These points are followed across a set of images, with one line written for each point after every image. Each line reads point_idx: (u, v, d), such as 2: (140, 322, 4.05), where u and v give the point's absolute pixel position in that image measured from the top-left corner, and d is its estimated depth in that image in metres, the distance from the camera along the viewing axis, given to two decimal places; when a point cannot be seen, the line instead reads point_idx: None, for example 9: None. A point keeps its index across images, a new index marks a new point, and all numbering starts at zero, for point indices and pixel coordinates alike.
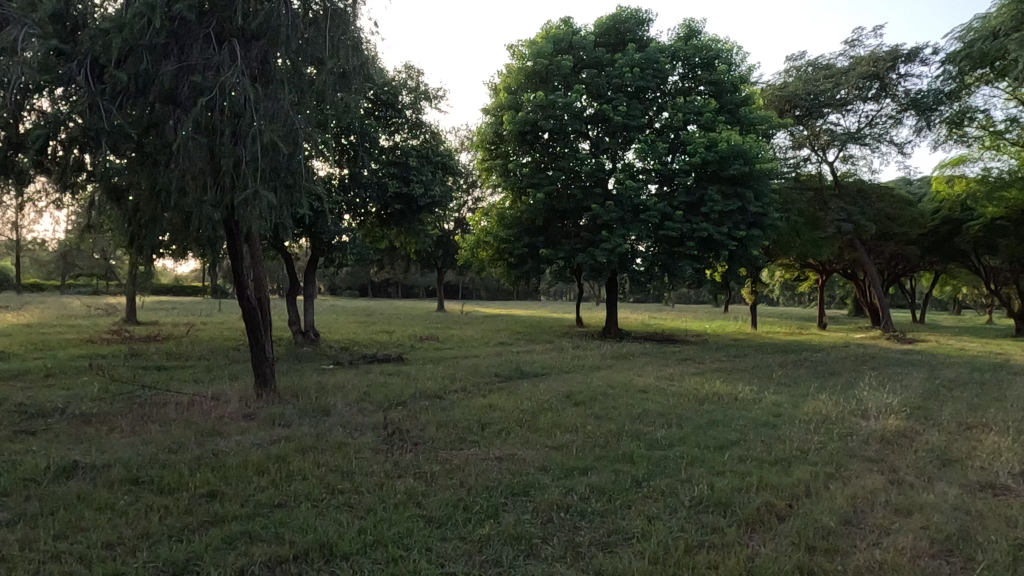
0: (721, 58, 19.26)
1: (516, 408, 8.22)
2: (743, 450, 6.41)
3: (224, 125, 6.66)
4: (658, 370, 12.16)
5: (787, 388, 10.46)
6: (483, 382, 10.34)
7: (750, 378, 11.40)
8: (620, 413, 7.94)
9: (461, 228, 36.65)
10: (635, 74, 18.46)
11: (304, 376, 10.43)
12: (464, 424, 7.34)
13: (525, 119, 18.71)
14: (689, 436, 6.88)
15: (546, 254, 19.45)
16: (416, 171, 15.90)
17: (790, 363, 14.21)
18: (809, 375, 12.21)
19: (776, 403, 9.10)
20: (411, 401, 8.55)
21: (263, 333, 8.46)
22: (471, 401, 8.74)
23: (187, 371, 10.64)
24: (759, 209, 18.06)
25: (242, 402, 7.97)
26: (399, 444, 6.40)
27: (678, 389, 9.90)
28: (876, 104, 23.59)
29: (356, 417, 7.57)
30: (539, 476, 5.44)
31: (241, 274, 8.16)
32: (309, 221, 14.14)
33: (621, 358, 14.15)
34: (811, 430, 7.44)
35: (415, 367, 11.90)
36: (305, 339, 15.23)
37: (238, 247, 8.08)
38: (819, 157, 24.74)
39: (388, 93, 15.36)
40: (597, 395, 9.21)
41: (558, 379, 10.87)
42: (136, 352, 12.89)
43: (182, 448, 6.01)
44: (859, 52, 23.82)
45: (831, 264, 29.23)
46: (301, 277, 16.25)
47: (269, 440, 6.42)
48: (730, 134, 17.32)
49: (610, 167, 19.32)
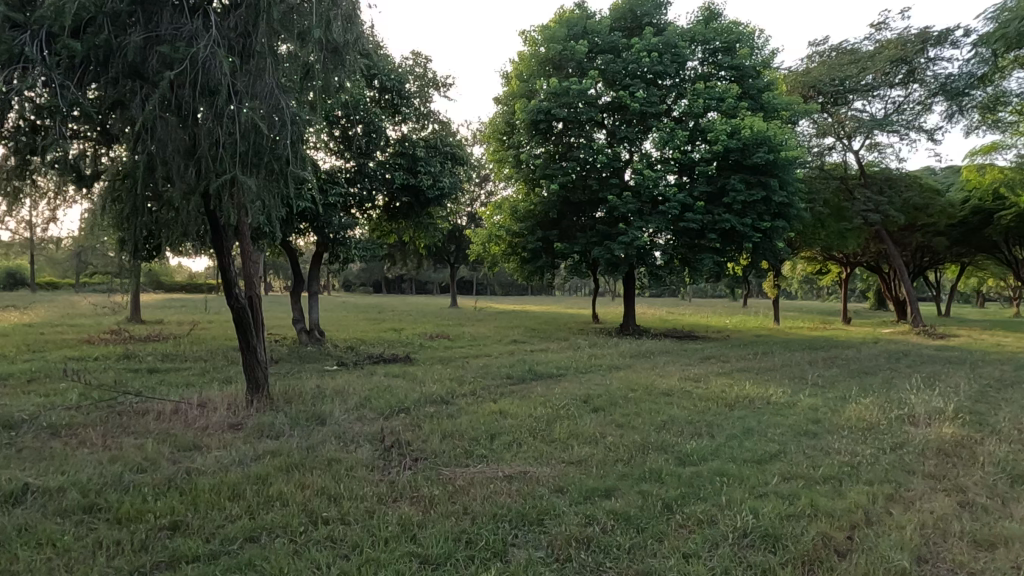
0: (743, 41, 18.39)
1: (529, 415, 7.52)
2: (784, 465, 5.68)
3: (197, 104, 6.16)
4: (680, 370, 11.42)
5: (822, 390, 9.70)
6: (494, 385, 9.64)
7: (781, 378, 10.63)
8: (643, 421, 7.23)
9: (474, 223, 36.01)
10: (653, 59, 17.68)
11: (303, 379, 9.76)
12: (471, 434, 6.65)
13: (538, 107, 17.96)
14: (722, 448, 6.16)
15: (561, 247, 18.75)
16: (424, 162, 15.22)
17: (820, 361, 13.43)
18: (842, 375, 11.43)
19: (812, 408, 8.34)
20: (414, 408, 7.86)
21: (254, 335, 7.79)
22: (480, 407, 8.04)
23: (180, 375, 9.99)
24: (784, 199, 17.23)
25: (229, 409, 7.31)
26: (397, 459, 5.72)
27: (704, 392, 9.16)
28: (903, 89, 22.67)
29: (353, 427, 6.90)
30: (553, 499, 4.74)
31: (229, 272, 7.48)
32: (312, 214, 13.45)
33: (641, 356, 13.42)
34: (857, 440, 6.68)
35: (422, 368, 11.22)
36: (310, 339, 14.59)
37: (224, 239, 7.43)
38: (844, 145, 23.85)
39: (393, 80, 14.65)
40: (617, 399, 8.49)
41: (574, 380, 10.17)
42: (131, 353, 12.31)
43: (152, 465, 5.36)
44: (885, 36, 22.93)
45: (856, 256, 28.28)
46: (305, 274, 15.55)
47: (254, 455, 5.76)
48: (753, 120, 16.46)
49: (627, 157, 18.54)
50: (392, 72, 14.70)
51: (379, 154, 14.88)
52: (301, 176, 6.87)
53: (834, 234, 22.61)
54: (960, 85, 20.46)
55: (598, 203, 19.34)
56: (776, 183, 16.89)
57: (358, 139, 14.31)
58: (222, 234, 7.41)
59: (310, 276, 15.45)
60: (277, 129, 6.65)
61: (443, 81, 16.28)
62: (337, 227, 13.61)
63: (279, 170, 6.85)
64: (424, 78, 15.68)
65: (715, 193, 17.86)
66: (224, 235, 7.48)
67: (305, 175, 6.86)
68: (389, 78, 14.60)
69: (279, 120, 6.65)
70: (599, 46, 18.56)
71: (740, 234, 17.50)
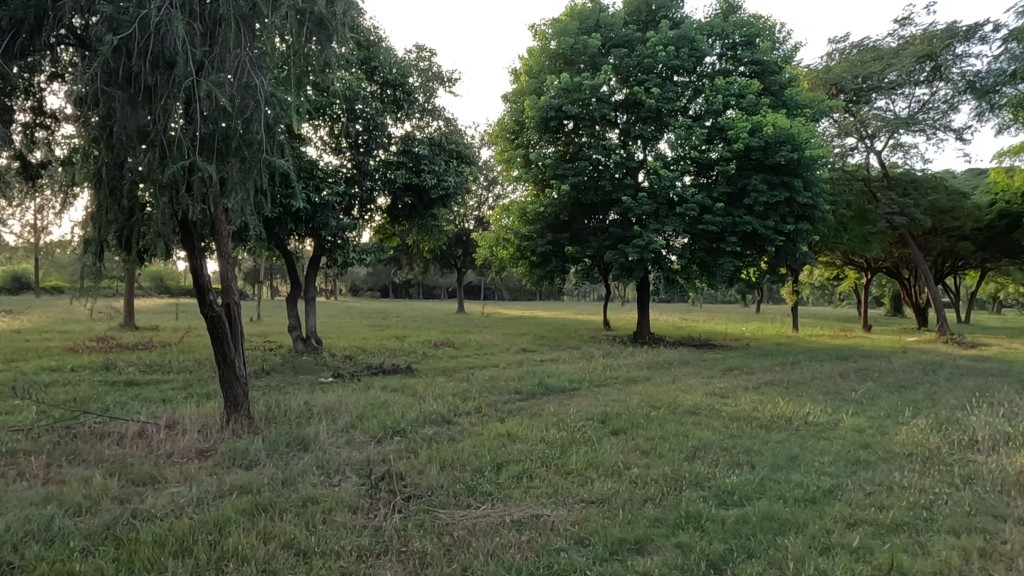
0: (763, 35, 17.51)
1: (541, 439, 6.64)
2: (846, 507, 4.78)
3: (148, 76, 5.59)
4: (703, 384, 10.52)
5: (864, 409, 8.78)
6: (502, 401, 8.76)
7: (816, 394, 9.72)
8: (671, 447, 6.36)
9: (482, 226, 35.16)
10: (669, 53, 16.81)
11: (293, 394, 8.90)
12: (475, 463, 5.77)
13: (549, 104, 17.15)
14: (768, 484, 5.27)
15: (573, 251, 17.89)
16: (428, 160, 14.37)
17: (852, 372, 12.49)
18: (881, 390, 10.51)
19: (858, 430, 7.44)
20: (411, 429, 6.99)
21: (233, 348, 6.94)
22: (485, 428, 7.17)
23: (159, 389, 9.14)
24: (809, 200, 16.29)
25: (202, 432, 6.46)
26: (385, 498, 4.83)
27: (734, 410, 8.28)
28: (929, 87, 21.73)
29: (341, 454, 6.04)
30: (573, 555, 3.87)
31: (202, 275, 6.66)
32: (308, 214, 12.59)
33: (658, 367, 12.53)
34: (920, 472, 5.79)
35: (424, 380, 10.36)
36: (307, 347, 13.72)
37: (197, 239, 6.61)
38: (866, 145, 22.91)
39: (394, 75, 13.89)
40: (639, 419, 7.61)
41: (589, 396, 9.28)
42: (112, 363, 11.48)
43: (93, 506, 4.51)
44: (910, 32, 22.03)
45: (877, 261, 27.31)
46: (302, 278, 14.69)
47: (220, 490, 4.91)
48: (775, 117, 15.57)
49: (642, 157, 17.66)
50: (394, 64, 13.88)
51: (381, 152, 14.05)
52: (279, 166, 6.15)
53: (857, 238, 21.65)
54: (990, 82, 19.51)
55: (611, 205, 18.47)
56: (800, 183, 15.98)
57: (358, 136, 13.47)
58: (195, 234, 6.57)
59: (307, 280, 14.59)
60: (249, 111, 6.00)
61: (448, 76, 15.46)
62: (335, 228, 12.60)
63: (253, 159, 6.14)
64: (429, 73, 14.90)
65: (736, 193, 16.97)
66: (198, 236, 6.66)
67: (285, 165, 6.14)
68: (390, 70, 13.82)
69: (253, 100, 6.01)
70: (613, 40, 17.68)
71: (762, 237, 16.58)
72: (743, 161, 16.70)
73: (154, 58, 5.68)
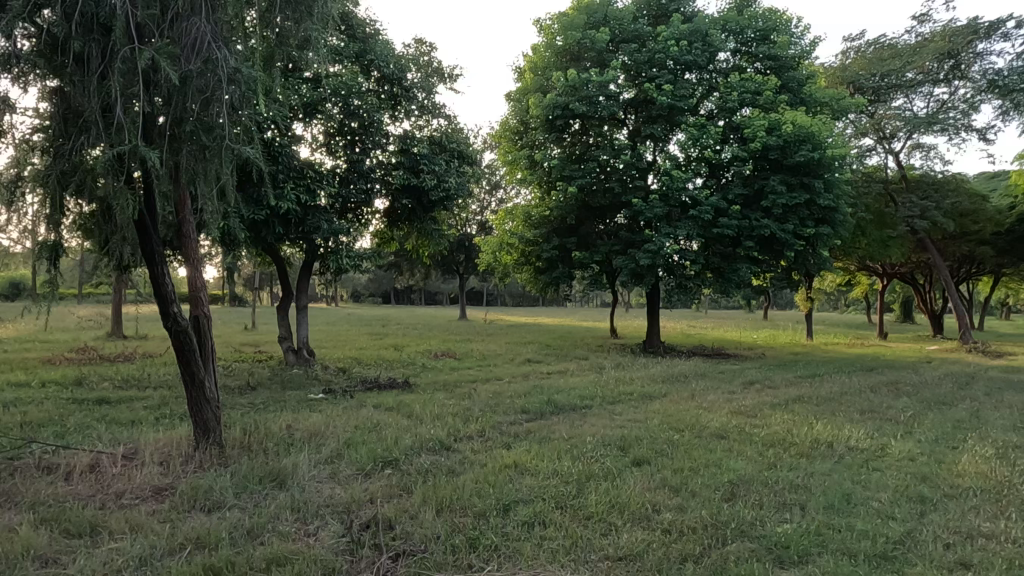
0: (780, 30, 16.68)
1: (553, 471, 5.79)
2: (931, 567, 3.93)
3: (77, 41, 4.84)
4: (726, 402, 9.65)
5: (909, 432, 7.90)
6: (508, 424, 7.91)
7: (852, 414, 8.84)
8: (706, 483, 5.49)
9: (485, 232, 34.24)
10: (682, 48, 15.99)
11: (277, 415, 8.05)
12: (480, 505, 4.91)
13: (554, 102, 16.32)
14: (829, 535, 4.41)
15: (580, 256, 17.06)
16: (427, 159, 13.54)
17: (883, 387, 11.61)
18: (919, 408, 9.63)
19: (911, 459, 6.58)
20: (406, 459, 6.14)
21: (201, 367, 6.09)
22: (489, 458, 6.32)
23: (131, 409, 8.29)
24: (830, 203, 15.43)
25: (165, 466, 5.60)
26: (369, 556, 3.98)
27: (767, 434, 7.42)
28: (949, 86, 20.91)
29: (323, 494, 5.19)
30: None
31: (165, 286, 5.76)
32: (298, 217, 11.70)
33: (675, 381, 11.65)
34: (1004, 515, 4.93)
35: (422, 398, 9.51)
36: (298, 359, 12.86)
37: (158, 244, 5.72)
38: (884, 146, 22.06)
39: (393, 69, 13.06)
40: (663, 445, 6.75)
41: (603, 417, 8.43)
42: (86, 377, 10.65)
43: (8, 571, 3.67)
44: (929, 29, 21.20)
45: (892, 266, 26.44)
46: (294, 284, 13.82)
47: (171, 545, 4.07)
48: (795, 115, 14.73)
49: (652, 159, 16.85)
50: (391, 57, 13.07)
51: (379, 153, 13.22)
52: (247, 155, 5.43)
53: (875, 242, 20.78)
54: (1015, 80, 18.66)
55: (620, 208, 17.63)
56: (820, 184, 15.13)
57: (354, 134, 12.62)
58: (155, 238, 5.70)
59: (299, 286, 13.73)
60: (210, 89, 5.23)
61: (449, 71, 14.68)
62: (327, 231, 11.66)
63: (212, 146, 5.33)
64: (429, 69, 14.11)
65: (751, 196, 16.13)
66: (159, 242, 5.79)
67: (252, 154, 5.42)
68: (388, 65, 13.01)
69: (214, 76, 5.23)
70: (621, 35, 16.85)
71: (781, 241, 15.72)
72: (759, 162, 15.85)
73: (89, 23, 4.95)
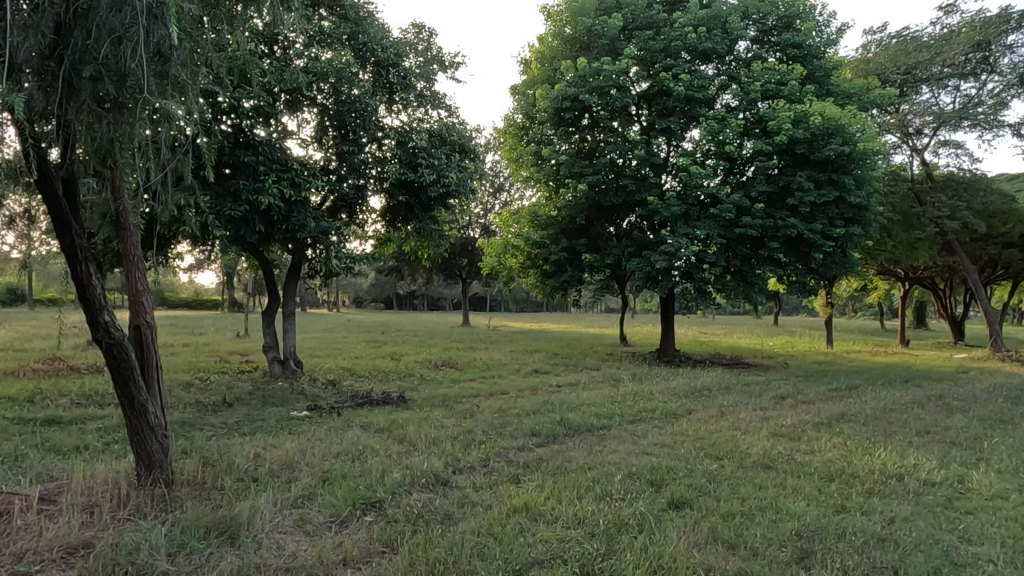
0: (804, 16, 15.57)
1: (574, 518, 4.68)
2: None
3: None
4: (763, 422, 8.52)
5: (986, 460, 6.75)
6: (516, 450, 6.78)
7: (912, 438, 7.68)
8: (766, 536, 4.38)
9: (490, 236, 33.19)
10: (700, 35, 14.89)
11: (249, 440, 6.93)
12: (484, 570, 3.81)
13: (563, 94, 15.23)
14: None
15: (590, 258, 15.95)
16: (426, 153, 12.45)
17: (930, 402, 10.47)
18: (982, 428, 8.48)
19: (1006, 499, 5.43)
20: (393, 501, 5.02)
21: (141, 386, 4.97)
22: (496, 498, 5.21)
23: (80, 432, 7.17)
24: (862, 200, 14.29)
25: (89, 514, 4.47)
26: None
27: (822, 464, 6.29)
28: (978, 80, 19.78)
29: (283, 550, 4.09)
30: None
31: (93, 290, 4.62)
32: (282, 215, 10.42)
33: (699, 396, 10.52)
34: None
35: (418, 417, 8.38)
36: (285, 371, 11.76)
37: (82, 239, 4.60)
38: (909, 143, 20.92)
39: (389, 53, 11.96)
40: (701, 479, 5.63)
41: (626, 441, 7.30)
42: (45, 392, 9.55)
43: None
44: (957, 20, 20.10)
45: (914, 269, 25.26)
46: (281, 288, 12.71)
47: None
48: (824, 106, 13.65)
49: (668, 154, 15.75)
50: (386, 41, 11.97)
51: (371, 146, 12.09)
52: (170, 111, 4.39)
53: (902, 245, 19.65)
54: None
55: (632, 207, 16.52)
56: (851, 180, 14.00)
57: (344, 124, 11.50)
58: (77, 230, 4.59)
59: (286, 291, 12.63)
60: (124, 28, 4.14)
61: (450, 60, 13.61)
62: (315, 229, 10.43)
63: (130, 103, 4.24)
64: (428, 56, 13.04)
65: (776, 194, 15.00)
66: (84, 235, 4.66)
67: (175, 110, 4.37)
68: (382, 49, 11.90)
69: (131, 10, 4.14)
70: (636, 22, 15.76)
71: (807, 242, 14.61)
72: (783, 157, 14.71)
73: None
